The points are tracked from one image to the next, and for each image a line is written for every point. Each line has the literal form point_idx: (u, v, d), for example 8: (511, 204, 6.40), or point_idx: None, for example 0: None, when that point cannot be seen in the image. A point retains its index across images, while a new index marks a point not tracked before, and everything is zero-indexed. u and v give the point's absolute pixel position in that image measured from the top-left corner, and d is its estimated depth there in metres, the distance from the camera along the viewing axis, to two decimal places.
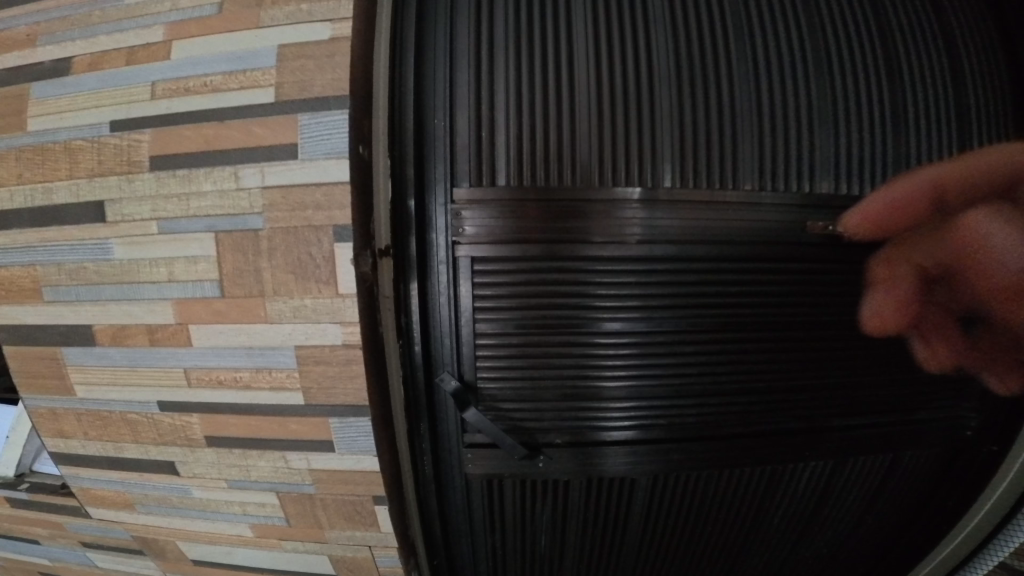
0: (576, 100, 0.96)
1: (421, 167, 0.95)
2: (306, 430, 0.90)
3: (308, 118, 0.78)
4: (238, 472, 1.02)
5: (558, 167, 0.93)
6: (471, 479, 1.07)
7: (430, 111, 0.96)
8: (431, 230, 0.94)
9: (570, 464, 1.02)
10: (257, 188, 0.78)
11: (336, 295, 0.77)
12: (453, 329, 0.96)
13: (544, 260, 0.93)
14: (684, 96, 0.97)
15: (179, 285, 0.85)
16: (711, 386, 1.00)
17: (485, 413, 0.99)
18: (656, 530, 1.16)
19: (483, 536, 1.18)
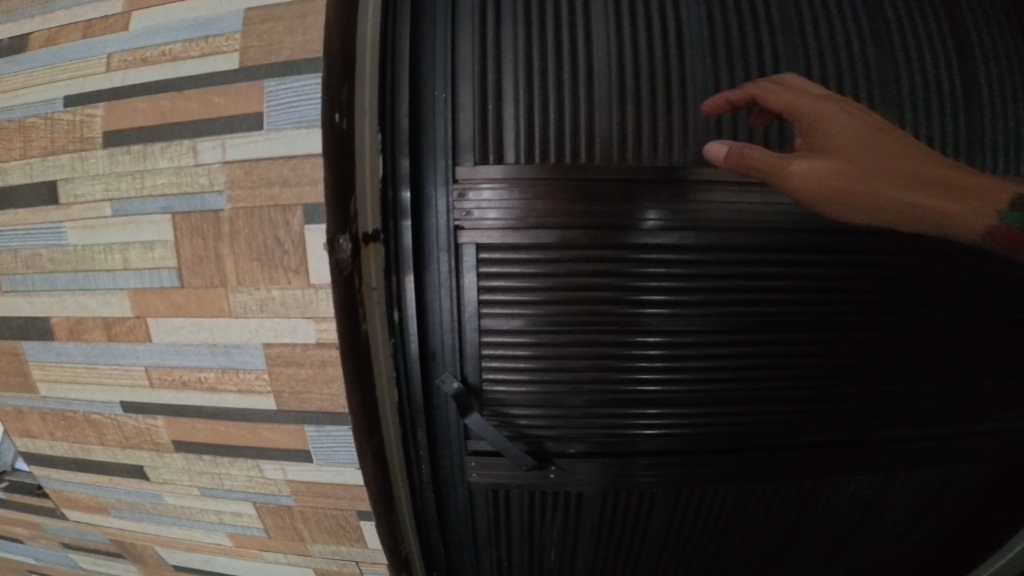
0: (595, 70, 0.84)
1: (419, 143, 0.83)
2: (278, 438, 0.81)
3: (275, 84, 0.67)
4: (209, 480, 0.92)
5: (571, 143, 0.82)
6: (474, 487, 0.97)
7: (428, 82, 0.85)
8: (429, 211, 0.83)
9: (585, 476, 0.92)
10: (217, 164, 0.68)
11: (307, 286, 0.67)
12: (455, 324, 0.85)
13: (558, 248, 0.81)
14: (712, 69, 0.86)
15: (135, 274, 0.75)
16: (747, 393, 0.88)
17: (489, 420, 0.89)
18: (677, 545, 1.06)
19: (487, 548, 1.08)
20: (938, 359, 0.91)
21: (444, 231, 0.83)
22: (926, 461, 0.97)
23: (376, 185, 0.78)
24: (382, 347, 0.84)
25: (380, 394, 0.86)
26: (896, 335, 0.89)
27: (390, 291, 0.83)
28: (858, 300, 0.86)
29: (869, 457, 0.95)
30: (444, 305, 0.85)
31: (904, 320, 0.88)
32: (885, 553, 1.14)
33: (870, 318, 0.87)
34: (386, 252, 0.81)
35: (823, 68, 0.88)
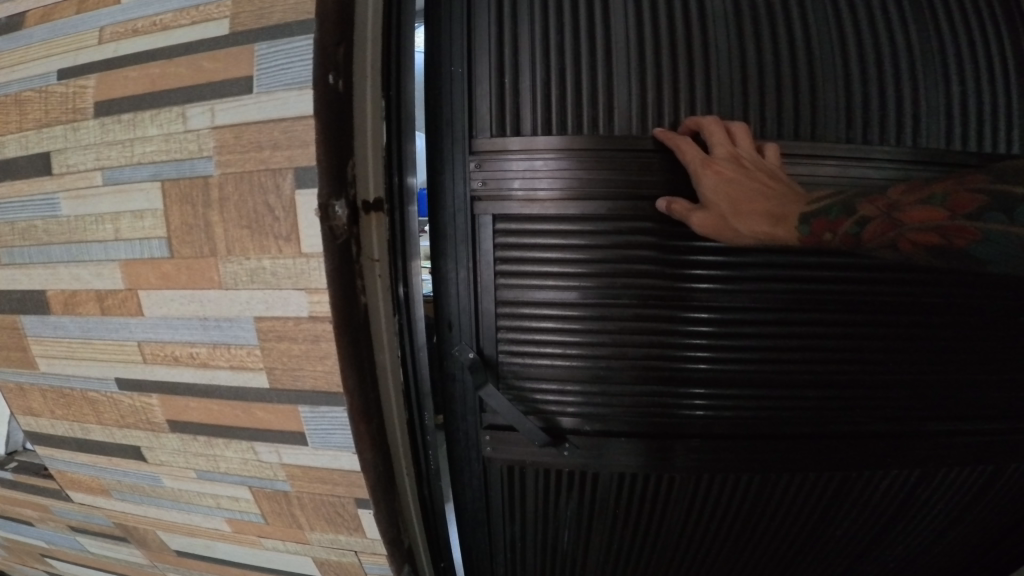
0: (613, 39, 0.79)
1: (434, 112, 0.81)
2: (272, 419, 0.77)
3: (265, 47, 0.62)
4: (206, 463, 0.90)
5: (588, 114, 0.77)
6: (488, 463, 0.93)
7: (443, 56, 0.81)
8: (445, 176, 0.80)
9: (604, 457, 0.87)
10: (206, 129, 0.64)
11: (298, 255, 0.63)
12: (471, 294, 0.82)
13: (570, 219, 0.77)
14: (736, 42, 0.80)
15: (126, 244, 0.72)
16: (783, 375, 0.82)
17: (505, 394, 0.85)
18: (701, 534, 1.00)
19: (500, 527, 1.04)
20: (992, 347, 0.83)
21: (460, 199, 0.80)
22: (971, 458, 0.90)
23: (380, 153, 0.76)
24: (383, 324, 0.80)
25: (383, 373, 0.83)
26: (945, 319, 0.81)
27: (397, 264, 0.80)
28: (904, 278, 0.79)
29: (908, 450, 0.88)
30: (458, 275, 0.82)
31: (956, 302, 0.81)
32: (915, 550, 1.08)
33: (912, 298, 0.80)
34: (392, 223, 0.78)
35: (860, 38, 0.81)
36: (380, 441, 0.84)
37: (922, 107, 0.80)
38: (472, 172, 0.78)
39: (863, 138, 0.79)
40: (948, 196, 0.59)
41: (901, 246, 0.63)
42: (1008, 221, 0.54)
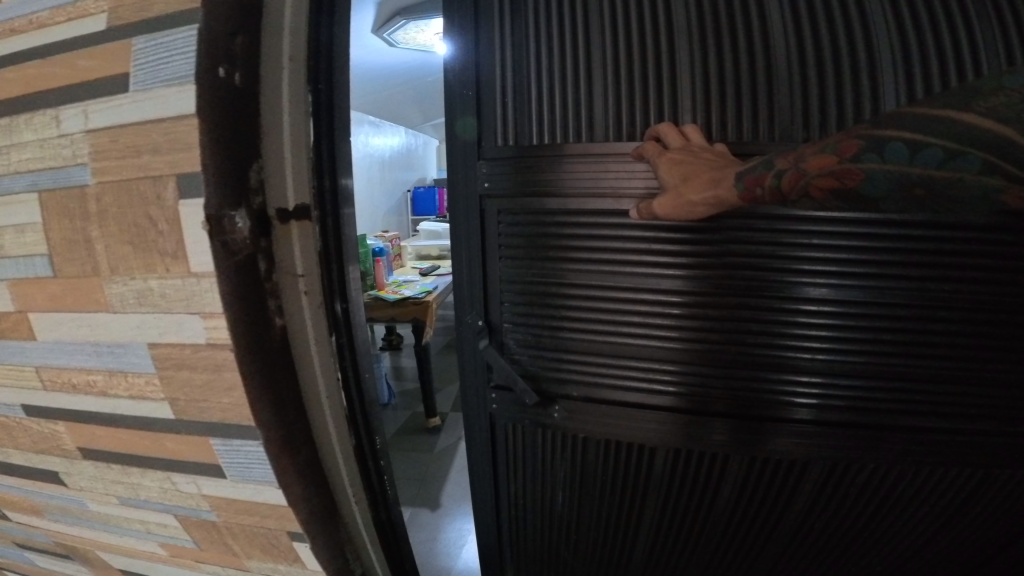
0: (595, 58, 0.81)
1: (451, 118, 0.88)
2: (185, 450, 0.71)
3: (143, 41, 0.54)
4: (127, 490, 0.83)
5: (576, 127, 0.81)
6: (495, 416, 1.01)
7: (455, 75, 0.87)
8: (461, 171, 0.90)
9: (594, 425, 0.91)
10: (81, 133, 0.56)
11: (188, 274, 0.55)
12: (480, 267, 0.92)
13: (555, 205, 0.82)
14: (701, 56, 0.78)
15: (11, 262, 0.64)
16: (781, 354, 0.78)
17: (504, 357, 0.95)
18: (699, 522, 0.98)
19: (502, 487, 1.09)
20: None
21: (472, 196, 0.90)
22: (990, 460, 0.81)
23: (309, 158, 0.70)
24: (315, 344, 0.74)
25: (316, 399, 0.78)
26: (964, 303, 0.72)
27: (336, 283, 0.78)
28: (920, 257, 0.71)
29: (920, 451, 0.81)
30: (471, 256, 0.92)
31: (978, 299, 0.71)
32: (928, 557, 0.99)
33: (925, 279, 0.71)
34: (322, 231, 0.75)
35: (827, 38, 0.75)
36: (309, 472, 0.79)
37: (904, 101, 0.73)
38: (481, 174, 0.87)
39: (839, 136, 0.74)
40: (835, 147, 0.60)
41: (812, 194, 0.63)
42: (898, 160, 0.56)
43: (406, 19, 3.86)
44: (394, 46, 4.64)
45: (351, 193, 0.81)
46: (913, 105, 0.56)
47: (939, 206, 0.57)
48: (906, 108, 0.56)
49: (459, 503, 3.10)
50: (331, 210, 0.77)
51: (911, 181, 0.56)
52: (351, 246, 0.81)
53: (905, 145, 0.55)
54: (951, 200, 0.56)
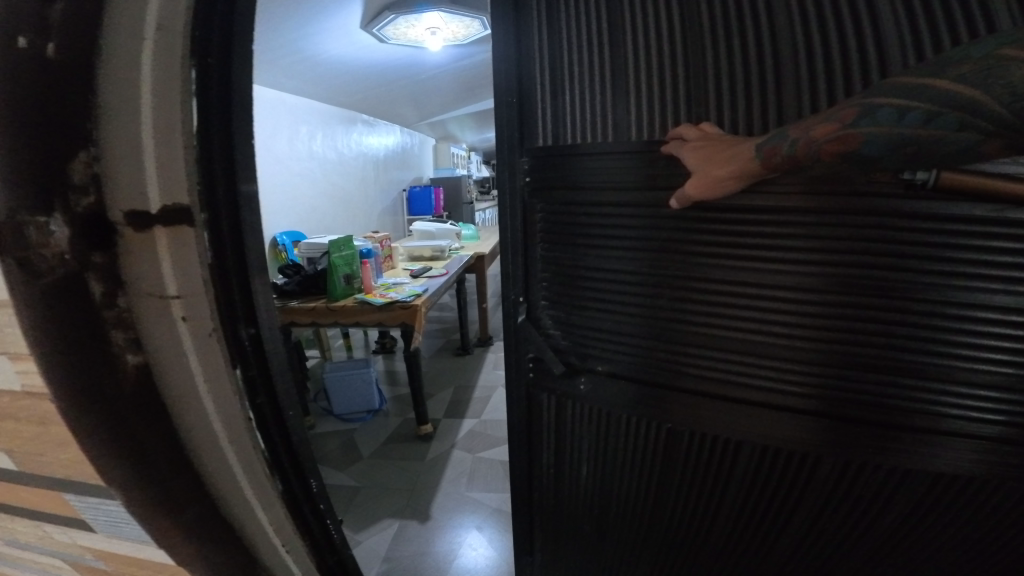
0: (615, 73, 1.02)
1: (507, 134, 1.21)
2: (42, 501, 0.60)
3: None
4: (5, 532, 0.70)
5: (597, 135, 1.04)
6: (538, 385, 1.29)
7: (506, 99, 1.20)
8: (510, 174, 1.23)
9: (612, 392, 1.15)
10: None
11: None
12: (523, 251, 1.24)
13: (599, 209, 1.05)
14: (682, 61, 0.94)
15: None
16: (740, 325, 0.94)
17: (536, 327, 1.26)
18: (686, 489, 1.13)
19: (539, 444, 1.36)
20: None
21: (522, 195, 1.21)
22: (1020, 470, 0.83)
23: (191, 148, 0.60)
24: (205, 382, 0.64)
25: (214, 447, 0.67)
26: (996, 311, 0.76)
27: (243, 307, 0.68)
28: (960, 268, 0.75)
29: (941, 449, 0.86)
30: (515, 244, 1.25)
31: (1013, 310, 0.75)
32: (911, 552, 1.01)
33: (954, 273, 0.76)
34: (214, 242, 0.64)
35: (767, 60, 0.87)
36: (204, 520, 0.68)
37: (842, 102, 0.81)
38: (523, 171, 1.19)
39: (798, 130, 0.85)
40: (838, 115, 0.68)
41: (823, 156, 0.71)
42: (882, 120, 0.64)
43: (394, 14, 3.72)
44: (385, 42, 4.50)
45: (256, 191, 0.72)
46: (900, 74, 0.64)
47: (932, 161, 0.64)
48: (895, 78, 0.64)
49: (450, 515, 2.96)
50: (229, 214, 0.66)
51: (898, 139, 0.64)
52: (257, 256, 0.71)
53: (893, 110, 0.63)
54: (937, 156, 0.63)
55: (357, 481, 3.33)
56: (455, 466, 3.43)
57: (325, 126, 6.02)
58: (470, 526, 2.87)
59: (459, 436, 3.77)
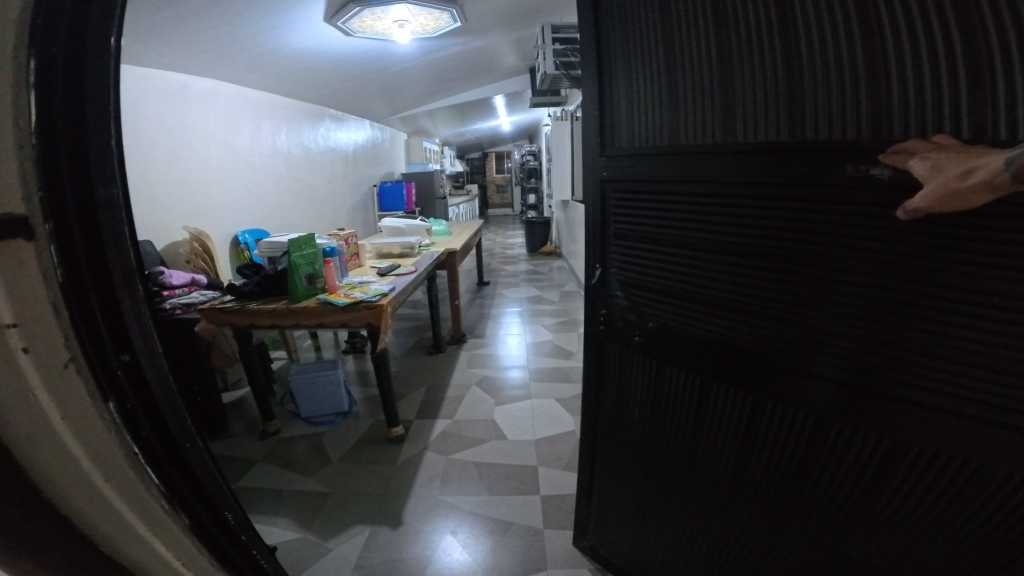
0: (677, 88, 1.39)
1: (598, 133, 1.69)
2: None
3: None
4: None
5: (666, 134, 1.44)
6: (609, 335, 1.77)
7: (599, 108, 1.68)
8: (590, 169, 1.75)
9: (665, 338, 1.54)
10: None
11: None
12: (601, 226, 1.72)
13: (703, 199, 1.33)
14: (697, 84, 1.34)
15: None
16: (761, 281, 1.24)
17: (612, 284, 1.71)
18: (709, 424, 1.49)
19: (600, 383, 1.86)
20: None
21: (606, 184, 1.68)
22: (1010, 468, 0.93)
23: (27, 147, 0.66)
24: (53, 399, 0.69)
25: (76, 462, 0.71)
26: None
27: (108, 334, 0.77)
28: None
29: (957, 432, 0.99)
30: (597, 219, 1.74)
31: None
32: (880, 518, 1.16)
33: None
34: (74, 280, 0.73)
35: (733, 87, 1.25)
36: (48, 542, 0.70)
37: (780, 117, 1.15)
38: (604, 170, 1.68)
39: (782, 130, 1.16)
40: None
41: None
42: None
43: (359, 7, 3.60)
44: (350, 36, 4.36)
45: (112, 200, 0.79)
46: None
47: None
48: None
49: (424, 520, 2.87)
50: (84, 231, 0.75)
51: None
52: (118, 270, 0.79)
53: None
54: None
55: (325, 486, 3.23)
56: (428, 469, 3.34)
57: (291, 122, 5.84)
58: (445, 530, 2.79)
59: (432, 437, 3.68)
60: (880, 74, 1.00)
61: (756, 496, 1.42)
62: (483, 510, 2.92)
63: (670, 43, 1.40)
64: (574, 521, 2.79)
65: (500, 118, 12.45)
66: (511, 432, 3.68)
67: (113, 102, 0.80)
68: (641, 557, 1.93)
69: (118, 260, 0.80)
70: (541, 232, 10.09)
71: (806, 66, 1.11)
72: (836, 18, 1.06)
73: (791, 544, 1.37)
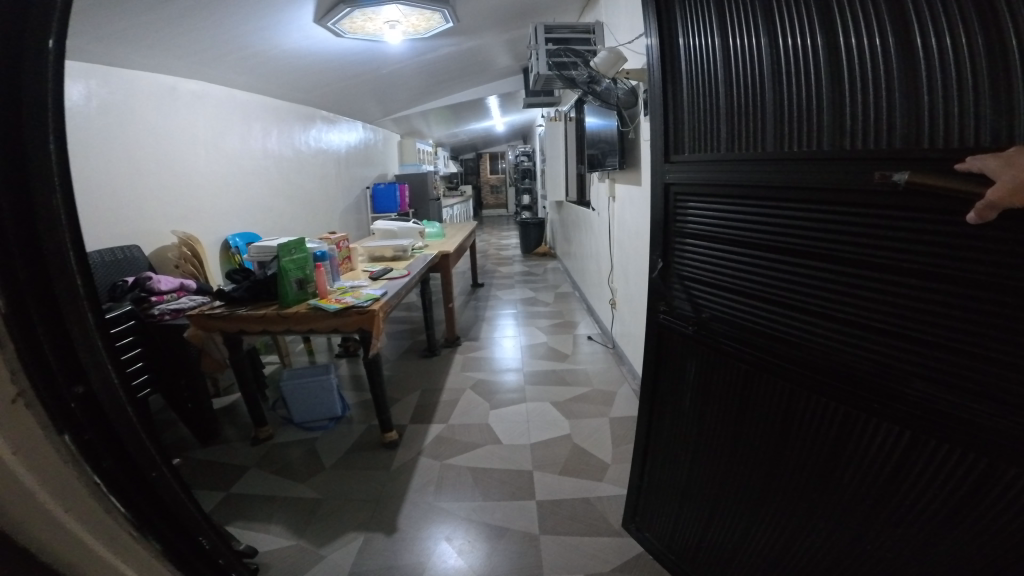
0: (738, 93, 1.49)
1: (665, 138, 1.83)
2: None
3: None
4: None
5: (726, 138, 1.54)
6: (666, 325, 1.91)
7: (665, 114, 1.81)
8: (656, 173, 1.89)
9: (715, 329, 1.67)
10: None
11: None
12: (664, 224, 1.87)
13: (750, 199, 1.44)
14: (756, 90, 1.43)
15: None
16: (803, 279, 1.32)
17: (673, 278, 1.85)
18: (750, 412, 1.58)
19: (656, 370, 2.01)
20: None
21: (671, 186, 1.81)
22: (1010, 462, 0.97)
23: None
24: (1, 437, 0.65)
25: (42, 506, 0.69)
26: None
27: (59, 365, 0.74)
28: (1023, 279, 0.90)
29: (968, 430, 1.03)
30: (659, 217, 1.89)
31: None
32: (898, 510, 1.19)
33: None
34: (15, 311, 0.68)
35: (791, 94, 1.31)
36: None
37: (830, 124, 1.21)
38: (668, 172, 1.82)
39: (825, 140, 1.22)
40: None
41: None
42: None
43: (351, 8, 3.56)
44: (341, 37, 4.31)
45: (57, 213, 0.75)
46: None
47: None
48: None
49: (419, 526, 2.83)
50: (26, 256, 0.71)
51: None
52: (68, 293, 0.76)
53: None
54: None
55: (319, 492, 3.18)
56: (423, 474, 3.29)
57: (282, 123, 5.79)
58: (440, 536, 2.75)
59: (427, 442, 3.64)
60: (916, 86, 1.04)
61: (785, 484, 1.48)
62: (478, 516, 2.88)
63: (730, 59, 1.50)
64: (569, 526, 2.75)
65: (494, 118, 12.40)
66: (506, 436, 3.65)
67: (56, 108, 0.76)
68: (681, 542, 2.03)
69: (67, 296, 0.76)
70: (535, 232, 10.08)
71: (851, 81, 1.17)
72: (880, 33, 1.10)
73: (813, 535, 1.41)
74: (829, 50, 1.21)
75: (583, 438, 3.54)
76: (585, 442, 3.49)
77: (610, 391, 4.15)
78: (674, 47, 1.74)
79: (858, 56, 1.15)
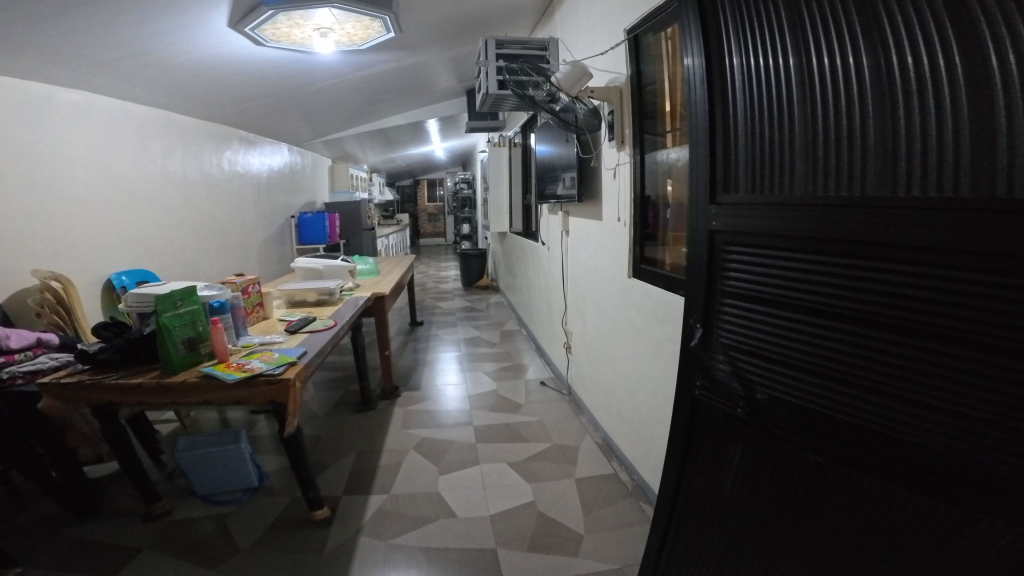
0: (821, 122, 1.16)
1: (710, 175, 1.50)
2: None
3: None
4: None
5: (797, 177, 1.21)
6: (701, 401, 1.55)
7: (713, 147, 1.49)
8: (698, 218, 1.56)
9: (771, 414, 1.31)
10: None
11: None
12: (705, 278, 1.53)
13: (826, 255, 1.11)
14: (842, 117, 1.11)
15: None
16: (909, 364, 0.98)
17: (716, 345, 1.49)
18: (815, 521, 1.21)
19: (686, 452, 1.63)
20: None
21: (714, 235, 1.48)
22: None
23: None
24: None
25: None
26: None
27: None
28: None
29: None
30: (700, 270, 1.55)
31: None
32: None
33: None
34: None
35: (907, 122, 0.98)
36: None
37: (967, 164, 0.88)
38: (711, 217, 1.49)
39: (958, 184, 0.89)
40: None
41: None
42: None
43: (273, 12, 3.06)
44: (264, 45, 3.76)
45: None
46: None
47: None
48: None
49: None
50: None
51: None
52: None
53: None
54: None
55: None
56: (363, 558, 2.67)
57: (188, 143, 5.08)
58: None
59: (366, 517, 3.02)
60: None
61: None
62: None
63: (810, 80, 1.18)
64: None
65: (433, 144, 12.00)
66: (461, 507, 3.10)
67: None
68: None
69: None
70: (477, 263, 9.65)
71: (1003, 101, 0.84)
72: None
73: None
74: (968, 61, 0.88)
75: (549, 505, 3.07)
76: (552, 510, 3.01)
77: (572, 446, 3.72)
78: (724, 69, 1.43)
79: (1013, 71, 0.82)
